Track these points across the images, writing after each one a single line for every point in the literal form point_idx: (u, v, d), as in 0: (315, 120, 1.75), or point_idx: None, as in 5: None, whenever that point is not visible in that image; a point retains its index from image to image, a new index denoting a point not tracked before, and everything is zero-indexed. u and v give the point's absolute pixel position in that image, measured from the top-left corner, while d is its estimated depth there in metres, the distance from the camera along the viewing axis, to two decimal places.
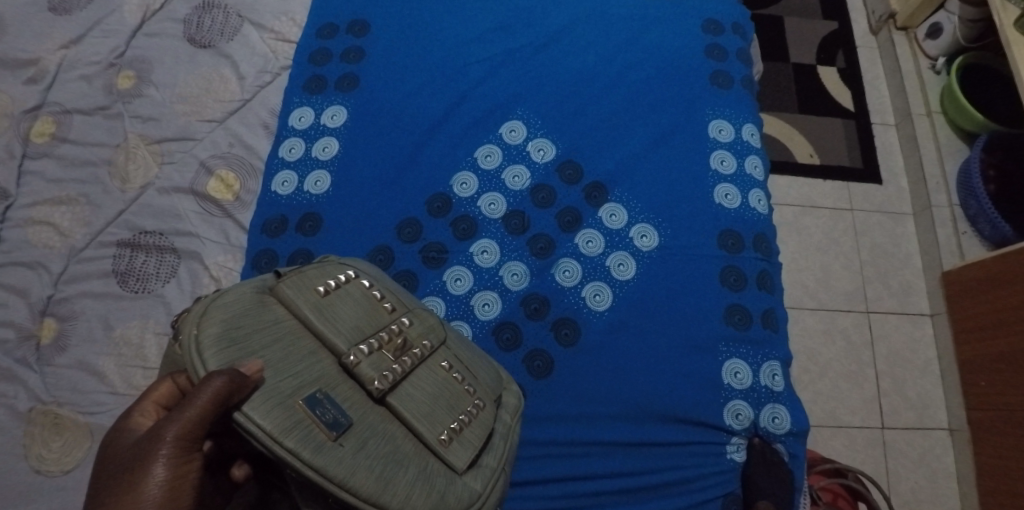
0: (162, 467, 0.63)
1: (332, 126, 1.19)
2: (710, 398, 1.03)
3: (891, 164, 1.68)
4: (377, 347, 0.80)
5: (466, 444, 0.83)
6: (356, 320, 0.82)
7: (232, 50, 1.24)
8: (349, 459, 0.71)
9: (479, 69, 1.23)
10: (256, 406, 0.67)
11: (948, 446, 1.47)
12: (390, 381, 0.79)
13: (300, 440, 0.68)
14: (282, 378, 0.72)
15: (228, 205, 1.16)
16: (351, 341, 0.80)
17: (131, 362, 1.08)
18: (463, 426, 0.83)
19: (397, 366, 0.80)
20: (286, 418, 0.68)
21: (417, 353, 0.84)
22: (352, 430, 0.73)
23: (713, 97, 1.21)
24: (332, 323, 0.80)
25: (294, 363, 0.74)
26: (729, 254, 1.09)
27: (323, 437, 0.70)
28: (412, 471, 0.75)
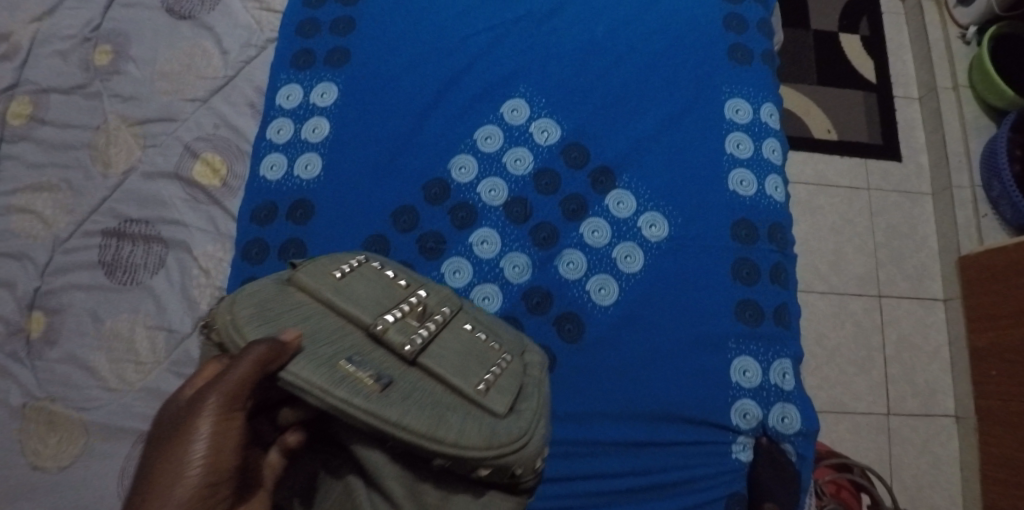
0: (208, 424, 0.59)
1: (322, 106, 1.12)
2: (716, 397, 0.96)
3: (912, 141, 1.60)
4: (401, 314, 0.79)
5: (504, 391, 0.79)
6: (376, 295, 0.80)
7: (214, 21, 1.17)
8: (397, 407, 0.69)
9: (478, 42, 1.14)
10: (298, 365, 0.66)
11: (953, 433, 1.44)
12: (421, 343, 0.77)
13: (347, 392, 0.67)
14: (318, 345, 0.71)
15: (215, 191, 1.12)
16: (376, 311, 0.78)
17: (122, 356, 1.04)
18: (500, 376, 0.81)
19: (425, 329, 0.79)
20: (332, 373, 0.67)
21: (441, 317, 0.82)
22: (393, 385, 0.71)
23: (731, 73, 1.11)
24: (355, 297, 0.78)
25: (326, 334, 0.73)
26: (743, 246, 1.02)
27: (369, 388, 0.68)
28: (460, 415, 0.73)
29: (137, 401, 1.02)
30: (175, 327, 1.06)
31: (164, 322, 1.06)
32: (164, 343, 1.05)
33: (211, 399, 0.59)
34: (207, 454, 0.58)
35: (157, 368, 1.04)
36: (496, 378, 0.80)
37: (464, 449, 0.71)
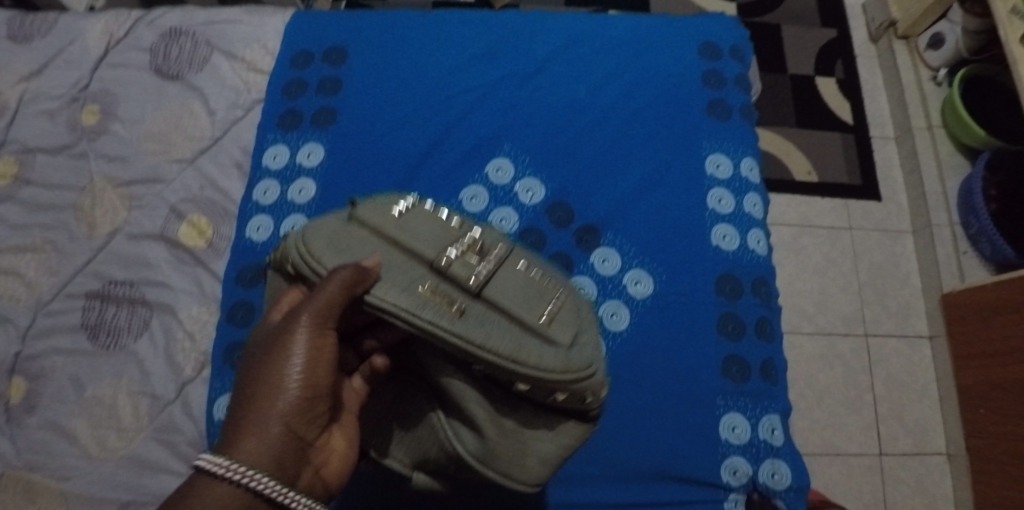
0: (298, 358, 0.62)
1: (308, 166, 1.13)
2: (706, 454, 0.98)
3: (891, 180, 1.63)
4: (459, 248, 0.73)
5: (573, 324, 0.75)
6: (435, 231, 0.75)
7: (201, 81, 1.18)
8: (478, 325, 0.68)
9: (463, 101, 1.15)
10: (383, 288, 0.67)
11: (945, 472, 1.44)
12: (484, 275, 0.72)
13: (432, 314, 0.67)
14: (393, 272, 0.70)
15: (200, 252, 1.10)
16: (436, 246, 0.74)
17: (105, 423, 1.02)
18: (561, 309, 0.74)
19: (484, 262, 0.73)
20: (413, 297, 0.68)
21: (497, 254, 0.75)
22: (469, 310, 0.69)
23: (711, 128, 1.13)
24: (413, 235, 0.74)
25: (394, 268, 0.71)
26: (728, 301, 1.04)
27: (449, 312, 0.68)
28: (536, 341, 0.70)
29: (119, 470, 1.00)
30: (159, 392, 1.04)
31: (148, 387, 1.04)
32: (148, 409, 1.03)
33: (303, 323, 0.62)
34: (299, 387, 0.61)
35: (140, 434, 1.02)
36: (560, 308, 0.74)
37: (544, 374, 0.68)
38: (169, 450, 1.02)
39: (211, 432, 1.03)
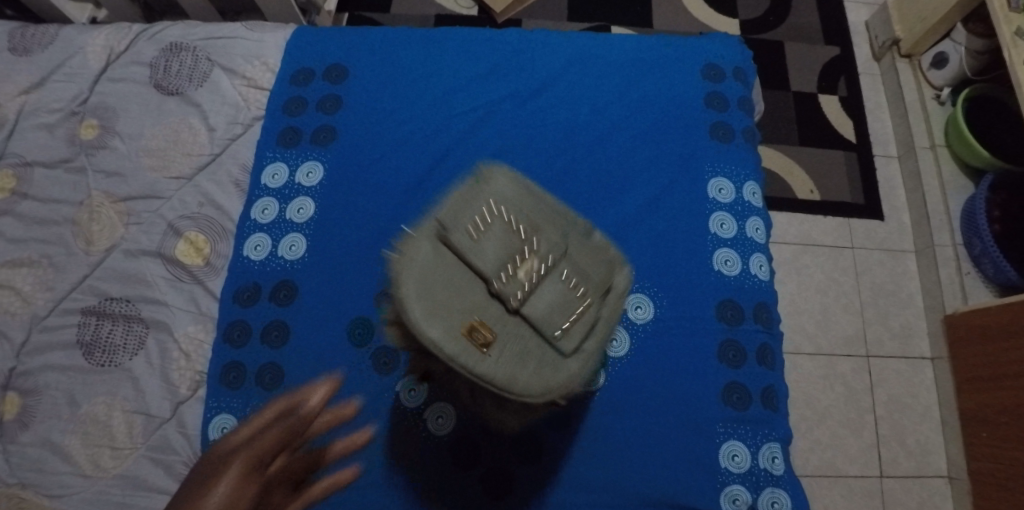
0: (228, 486, 0.71)
1: (308, 185, 1.13)
2: (706, 482, 0.97)
3: (893, 199, 1.62)
4: (520, 261, 0.70)
5: (584, 342, 0.70)
6: (507, 240, 0.71)
7: (201, 98, 1.17)
8: (490, 368, 0.65)
9: (464, 120, 1.15)
10: (427, 322, 0.66)
11: (946, 496, 1.42)
12: (530, 293, 0.69)
13: (460, 348, 0.65)
14: (444, 300, 0.67)
15: (197, 270, 1.09)
16: (501, 258, 0.69)
17: (99, 441, 1.02)
18: (578, 328, 0.70)
19: (536, 277, 0.69)
20: (446, 337, 0.65)
21: (553, 264, 0.71)
22: (496, 340, 0.67)
23: (713, 152, 1.12)
24: (486, 240, 0.70)
25: (451, 286, 0.68)
26: (728, 327, 1.03)
27: (472, 347, 0.66)
28: (531, 366, 0.67)
29: (113, 489, 1.00)
30: (153, 412, 1.03)
31: (142, 406, 1.03)
32: (142, 428, 1.02)
33: (236, 466, 0.72)
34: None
35: (134, 453, 1.01)
36: (580, 325, 0.70)
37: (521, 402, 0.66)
38: (164, 470, 1.01)
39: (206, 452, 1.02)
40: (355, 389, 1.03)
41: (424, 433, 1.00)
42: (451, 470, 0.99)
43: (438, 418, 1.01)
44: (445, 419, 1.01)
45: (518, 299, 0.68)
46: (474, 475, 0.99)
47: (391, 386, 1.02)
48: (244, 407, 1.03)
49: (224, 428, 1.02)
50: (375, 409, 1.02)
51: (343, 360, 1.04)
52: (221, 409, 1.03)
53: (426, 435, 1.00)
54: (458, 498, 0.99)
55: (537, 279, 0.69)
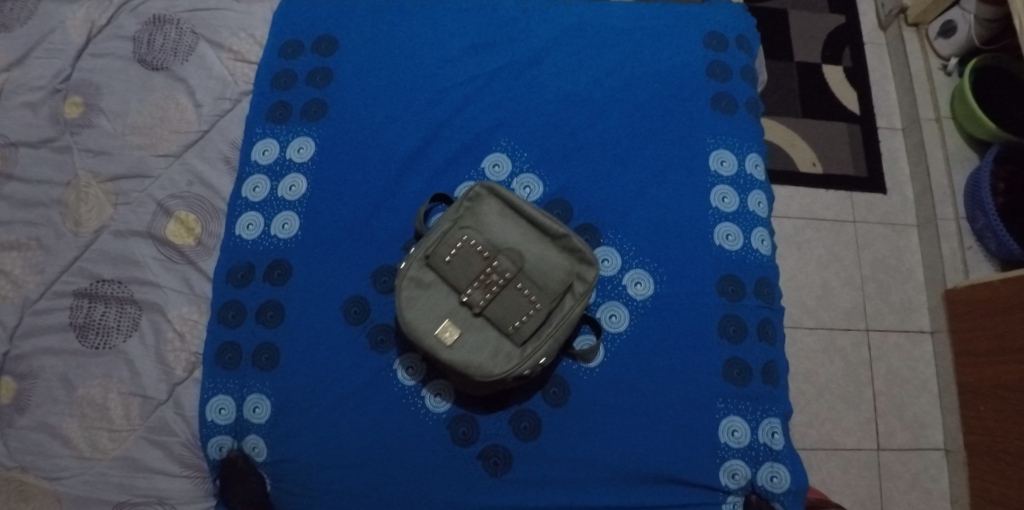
0: None
1: (299, 161, 1.10)
2: (705, 457, 0.98)
3: (896, 172, 1.60)
4: (483, 280, 0.94)
5: (532, 339, 0.93)
6: (472, 262, 0.95)
7: (187, 73, 1.14)
8: (456, 359, 0.91)
9: (459, 92, 1.12)
10: (411, 325, 0.92)
11: (942, 468, 1.43)
12: (488, 304, 0.94)
13: (434, 345, 0.91)
14: (425, 313, 0.93)
15: (189, 250, 1.08)
16: (468, 279, 0.94)
17: (96, 423, 1.01)
18: (528, 329, 0.93)
19: (494, 292, 0.94)
20: (425, 336, 0.92)
21: (508, 280, 0.94)
22: (459, 340, 0.92)
23: (714, 123, 1.10)
24: (457, 263, 0.95)
25: (433, 297, 0.94)
26: (729, 302, 1.02)
27: (442, 344, 0.92)
28: (491, 357, 0.92)
29: (112, 471, 1.00)
30: (149, 394, 1.02)
31: (138, 388, 1.02)
32: (138, 410, 1.02)
33: None
34: None
35: (132, 436, 1.01)
36: (531, 325, 0.93)
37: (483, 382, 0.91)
38: (162, 451, 1.01)
39: (205, 432, 1.02)
40: (352, 369, 1.02)
41: (423, 412, 1.00)
42: (450, 449, 0.99)
43: (436, 395, 1.01)
44: (443, 397, 1.01)
45: (481, 305, 0.93)
46: (472, 453, 0.99)
47: (388, 365, 1.02)
48: (240, 388, 1.02)
49: (221, 409, 1.02)
50: (372, 388, 1.01)
51: (339, 340, 1.03)
52: (217, 390, 1.03)
53: (424, 414, 1.00)
54: (456, 476, 0.98)
55: (495, 292, 0.94)
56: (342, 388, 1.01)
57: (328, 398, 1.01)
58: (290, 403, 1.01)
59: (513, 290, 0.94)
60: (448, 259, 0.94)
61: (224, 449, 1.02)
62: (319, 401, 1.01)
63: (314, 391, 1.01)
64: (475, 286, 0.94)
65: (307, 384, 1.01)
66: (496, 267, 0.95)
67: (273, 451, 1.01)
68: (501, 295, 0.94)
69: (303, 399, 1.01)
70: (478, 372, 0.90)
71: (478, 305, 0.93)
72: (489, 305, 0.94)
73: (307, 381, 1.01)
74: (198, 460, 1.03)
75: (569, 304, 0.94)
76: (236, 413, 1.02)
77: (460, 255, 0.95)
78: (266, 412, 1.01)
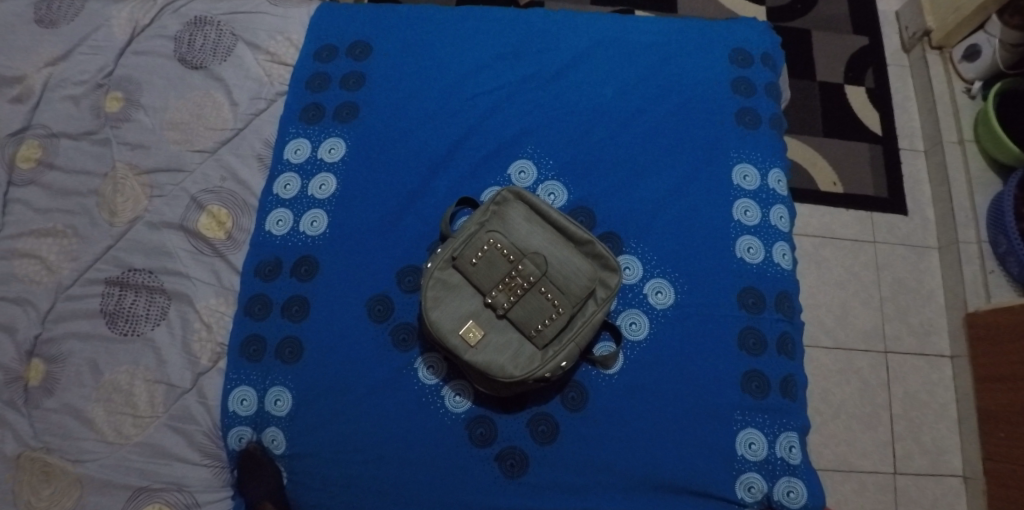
0: None
1: (330, 161, 1.13)
2: (721, 469, 0.98)
3: (918, 194, 1.60)
4: (507, 283, 0.96)
5: (554, 342, 0.94)
6: (496, 265, 0.96)
7: (224, 72, 1.17)
8: (479, 358, 0.93)
9: (488, 99, 1.14)
10: (436, 324, 0.93)
11: (960, 494, 1.42)
12: (511, 306, 0.95)
13: (458, 345, 0.93)
14: (450, 313, 0.95)
15: (219, 244, 1.11)
16: (492, 281, 0.96)
17: (121, 409, 1.04)
18: (549, 332, 0.94)
19: (518, 295, 0.95)
20: (450, 335, 0.93)
21: (532, 284, 0.96)
22: (483, 341, 0.94)
23: (739, 138, 1.11)
24: (482, 266, 0.96)
25: (458, 298, 0.96)
26: (749, 315, 1.03)
27: (466, 344, 0.93)
28: (512, 358, 0.93)
29: (135, 456, 1.03)
30: (174, 382, 1.05)
31: (164, 376, 1.05)
32: (163, 398, 1.05)
33: None
34: None
35: (155, 422, 1.04)
36: (551, 329, 0.95)
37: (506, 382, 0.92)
38: (184, 439, 1.04)
39: (226, 422, 1.04)
40: (373, 366, 1.03)
41: (442, 411, 1.02)
42: (467, 449, 1.00)
43: (456, 395, 1.02)
44: (462, 397, 1.02)
45: (505, 307, 0.95)
46: (489, 455, 1.00)
47: (410, 364, 1.04)
48: (263, 381, 1.04)
49: (243, 400, 1.04)
50: (392, 386, 1.03)
51: (362, 337, 1.04)
52: (240, 381, 1.05)
53: (443, 413, 1.01)
54: (472, 476, 0.99)
55: (519, 296, 0.96)
56: (363, 385, 1.03)
57: (350, 394, 1.03)
58: (311, 397, 1.03)
59: (537, 294, 0.96)
60: (474, 261, 0.96)
61: (243, 440, 1.04)
62: (339, 396, 1.03)
63: (334, 387, 1.03)
64: (499, 288, 0.96)
65: (329, 379, 1.03)
66: (521, 270, 0.96)
67: (292, 444, 1.03)
68: (523, 299, 0.96)
69: (324, 394, 1.03)
70: (499, 372, 0.92)
71: (502, 307, 0.95)
72: (512, 308, 0.95)
73: (329, 376, 1.03)
74: (218, 449, 1.05)
75: (591, 308, 0.96)
76: (257, 404, 1.04)
77: (486, 258, 0.97)
78: (287, 405, 1.03)
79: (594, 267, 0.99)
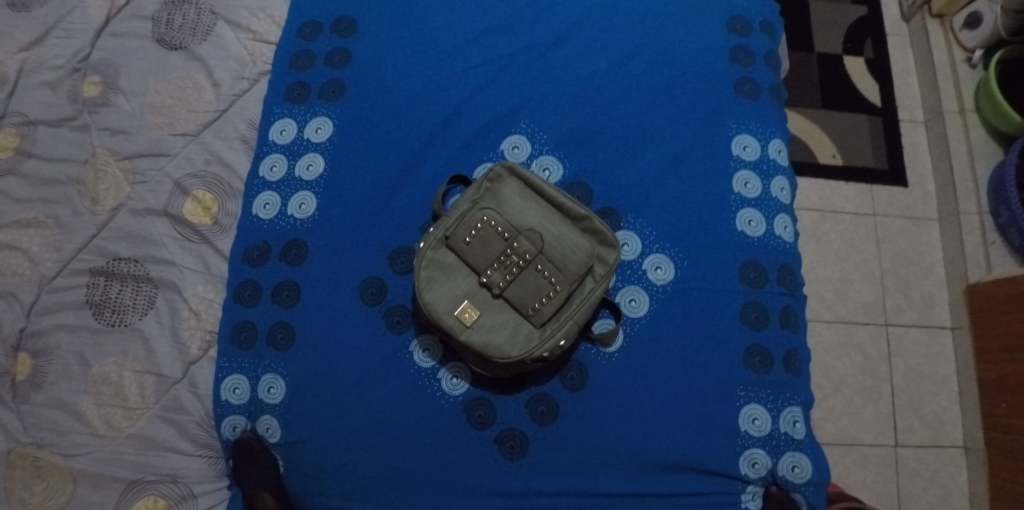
0: None
1: (317, 141, 1.09)
2: (724, 445, 0.97)
3: (918, 165, 1.57)
4: (502, 262, 0.93)
5: (551, 320, 0.92)
6: (490, 244, 0.94)
7: (205, 52, 1.13)
8: (475, 338, 0.90)
9: (478, 74, 1.11)
10: (430, 305, 0.91)
11: (961, 466, 1.41)
12: (507, 285, 0.93)
13: (453, 325, 0.91)
14: (444, 293, 0.92)
15: (205, 229, 1.08)
16: (487, 260, 0.93)
17: (112, 401, 1.02)
18: (546, 310, 0.92)
19: (513, 274, 0.93)
20: (444, 316, 0.91)
21: (528, 261, 0.93)
22: (479, 321, 0.92)
23: (738, 107, 1.08)
24: (477, 244, 0.94)
25: (452, 278, 0.93)
26: (751, 289, 1.00)
27: (461, 325, 0.91)
28: (509, 337, 0.91)
29: (128, 449, 1.01)
30: (164, 372, 1.03)
31: (154, 366, 1.03)
32: (154, 388, 1.02)
33: None
34: None
35: (147, 414, 1.02)
36: (549, 306, 0.92)
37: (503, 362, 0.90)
38: (177, 430, 1.02)
39: (219, 412, 1.02)
40: (368, 350, 1.01)
41: (439, 394, 0.99)
42: (465, 432, 0.98)
43: (453, 377, 1.00)
44: (460, 379, 1.00)
45: (500, 287, 0.92)
46: (488, 438, 0.98)
47: (405, 347, 1.01)
48: (255, 368, 1.02)
49: (236, 388, 1.02)
50: (388, 370, 1.00)
51: (356, 321, 1.02)
52: (232, 369, 1.03)
53: (440, 396, 0.99)
54: (471, 460, 0.97)
55: (515, 274, 0.93)
56: (358, 370, 1.00)
57: (344, 379, 1.00)
58: (304, 384, 1.01)
59: (533, 272, 0.93)
60: (468, 240, 0.94)
61: (237, 429, 1.02)
62: (333, 382, 1.00)
63: (328, 373, 1.00)
64: (494, 267, 0.93)
65: (323, 364, 1.01)
66: (517, 248, 0.94)
67: (287, 432, 1.01)
68: (519, 277, 0.93)
69: (318, 380, 1.00)
70: (497, 353, 0.90)
71: (498, 286, 0.93)
72: (509, 287, 0.93)
73: (322, 362, 1.01)
74: (212, 440, 1.03)
75: (590, 285, 0.93)
76: (250, 392, 1.02)
77: (481, 236, 0.94)
78: (281, 392, 1.01)
79: (591, 243, 0.97)
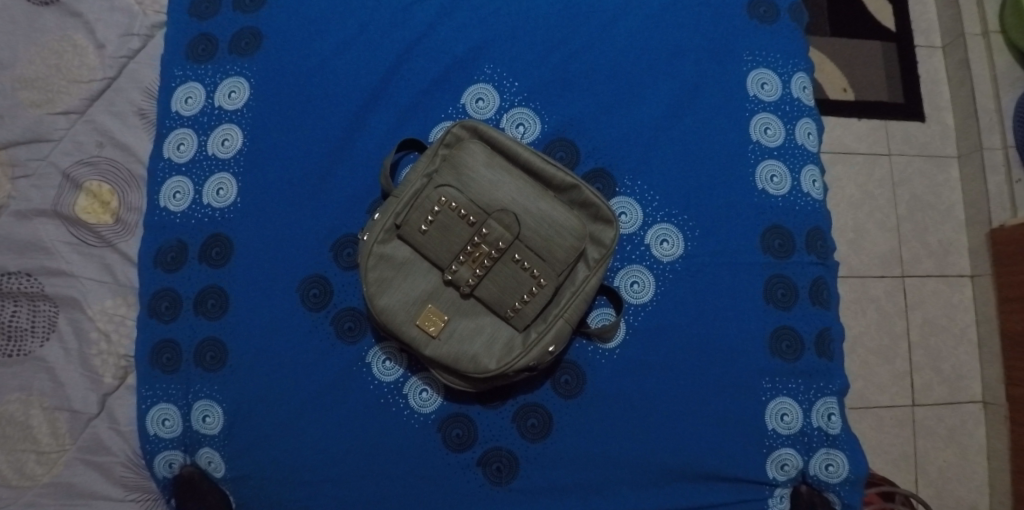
0: None
1: (231, 109, 0.89)
2: (747, 447, 0.81)
3: (935, 96, 1.40)
4: (470, 253, 0.75)
5: (536, 320, 0.76)
6: (453, 233, 0.75)
7: (84, 6, 0.91)
8: (443, 351, 0.75)
9: (426, 11, 0.90)
10: (384, 316, 0.74)
11: (980, 421, 1.29)
12: (477, 282, 0.76)
13: (415, 338, 0.75)
14: (399, 300, 0.75)
15: (106, 230, 0.88)
16: (450, 252, 0.75)
17: (15, 446, 0.84)
18: (529, 310, 0.75)
19: (483, 267, 0.75)
20: (403, 328, 0.75)
21: (503, 251, 0.75)
22: (447, 329, 0.75)
23: (750, 35, 0.89)
24: (437, 234, 0.75)
25: (410, 277, 0.76)
26: (777, 260, 0.84)
27: (425, 336, 0.75)
28: (486, 347, 0.75)
29: (44, 500, 0.83)
30: (76, 407, 0.84)
31: (62, 401, 0.84)
32: (66, 428, 0.84)
33: None
34: None
35: (63, 458, 0.84)
36: (531, 303, 0.75)
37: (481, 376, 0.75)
38: (101, 474, 0.84)
39: (148, 449, 0.84)
40: (317, 364, 0.83)
41: (407, 411, 0.82)
42: (442, 456, 0.81)
43: (423, 391, 0.83)
44: (430, 393, 0.83)
45: (469, 285, 0.75)
46: (470, 461, 0.81)
47: (361, 357, 0.83)
48: (185, 395, 0.84)
49: (165, 420, 0.84)
50: (344, 386, 0.83)
51: (297, 328, 0.83)
52: (158, 398, 0.84)
53: (408, 415, 0.82)
54: (452, 487, 0.81)
55: (487, 267, 0.75)
56: (308, 389, 0.83)
57: (293, 401, 0.82)
58: (245, 410, 0.82)
59: (509, 263, 0.75)
60: (424, 228, 0.75)
61: (175, 465, 0.84)
62: (280, 406, 0.82)
63: (271, 395, 0.82)
64: (460, 261, 0.75)
65: (265, 384, 0.83)
66: (487, 235, 0.75)
67: (231, 467, 0.83)
68: (491, 271, 0.76)
69: (263, 403, 0.82)
70: (472, 366, 0.74)
71: (467, 284, 0.75)
72: (480, 283, 0.76)
73: (264, 383, 0.83)
74: (146, 480, 0.86)
75: (581, 271, 0.77)
76: (183, 424, 0.84)
77: (440, 222, 0.75)
78: (218, 421, 0.83)
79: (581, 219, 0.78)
